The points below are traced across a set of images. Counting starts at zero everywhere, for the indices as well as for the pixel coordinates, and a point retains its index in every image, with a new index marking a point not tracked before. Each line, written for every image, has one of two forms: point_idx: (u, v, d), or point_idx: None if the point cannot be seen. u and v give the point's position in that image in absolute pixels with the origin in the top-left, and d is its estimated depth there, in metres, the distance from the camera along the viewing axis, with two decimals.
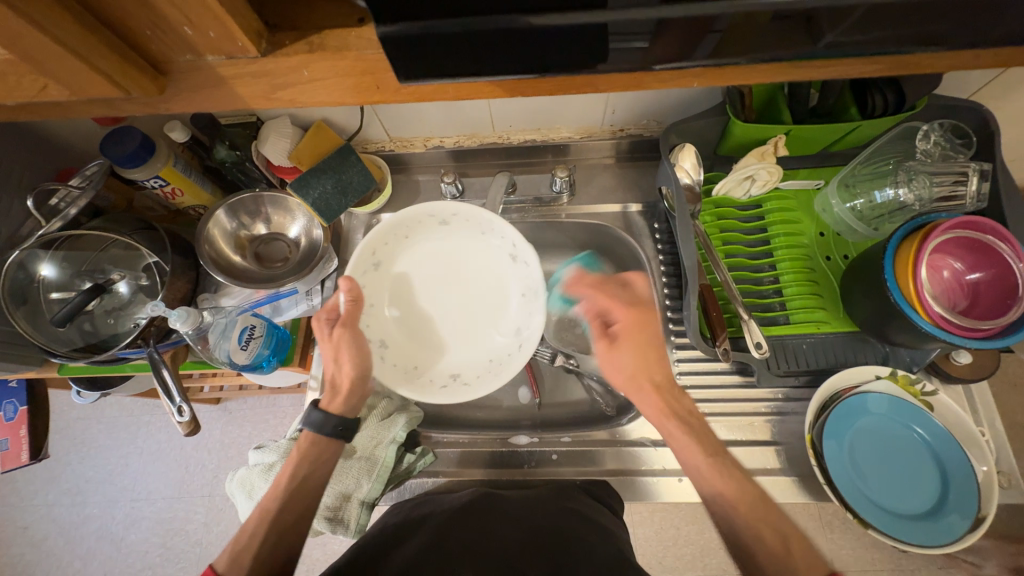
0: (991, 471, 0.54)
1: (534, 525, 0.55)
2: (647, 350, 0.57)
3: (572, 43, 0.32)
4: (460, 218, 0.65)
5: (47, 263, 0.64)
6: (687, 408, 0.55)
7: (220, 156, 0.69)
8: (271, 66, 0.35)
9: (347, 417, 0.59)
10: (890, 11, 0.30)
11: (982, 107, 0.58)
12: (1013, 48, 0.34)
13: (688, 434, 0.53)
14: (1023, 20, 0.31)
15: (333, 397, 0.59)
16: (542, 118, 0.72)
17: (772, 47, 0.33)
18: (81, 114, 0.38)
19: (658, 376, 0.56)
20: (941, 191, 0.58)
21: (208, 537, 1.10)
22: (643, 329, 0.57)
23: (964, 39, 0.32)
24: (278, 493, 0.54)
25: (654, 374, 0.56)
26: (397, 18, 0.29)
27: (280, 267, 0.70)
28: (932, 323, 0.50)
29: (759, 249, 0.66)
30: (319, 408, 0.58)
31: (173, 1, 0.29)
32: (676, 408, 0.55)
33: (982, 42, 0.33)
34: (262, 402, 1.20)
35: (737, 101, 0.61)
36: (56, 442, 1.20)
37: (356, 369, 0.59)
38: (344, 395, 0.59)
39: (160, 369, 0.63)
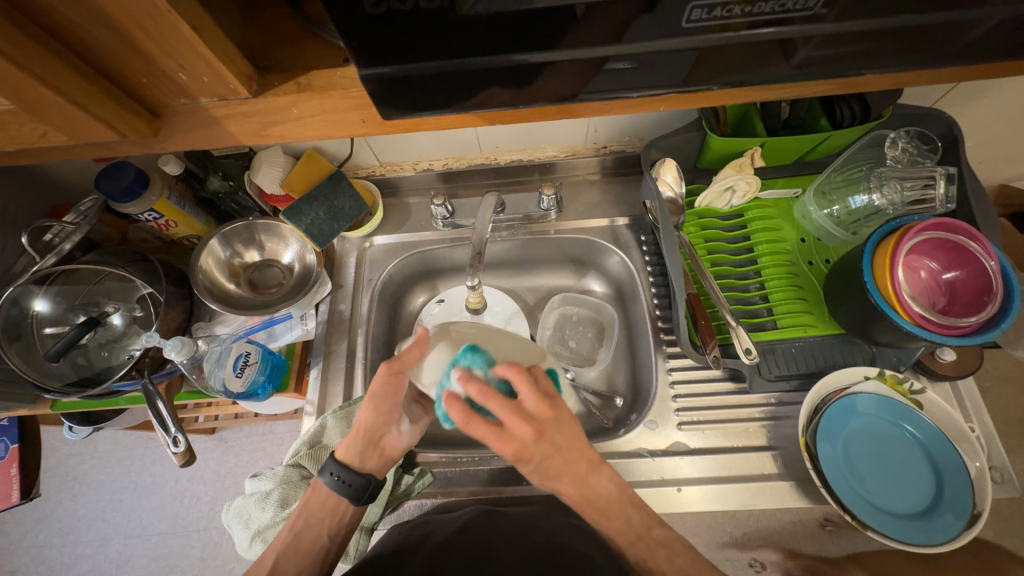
0: (984, 467, 0.55)
1: (535, 543, 0.54)
2: (543, 464, 0.47)
3: (552, 74, 0.34)
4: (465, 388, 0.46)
5: (41, 298, 0.64)
6: (607, 488, 0.51)
7: (214, 187, 0.71)
8: (262, 106, 0.36)
9: (351, 470, 0.56)
10: (839, 42, 0.33)
11: (944, 114, 0.61)
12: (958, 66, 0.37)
13: (599, 518, 0.51)
14: (968, 42, 0.33)
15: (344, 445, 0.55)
16: (527, 139, 0.74)
17: (746, 67, 0.35)
18: (77, 155, 0.39)
19: (569, 473, 0.49)
20: (912, 195, 0.61)
21: (204, 572, 1.07)
22: (529, 453, 0.45)
23: (917, 58, 0.34)
24: (277, 544, 0.55)
25: (562, 475, 0.49)
26: (384, 60, 0.31)
27: (275, 293, 0.71)
28: (913, 322, 0.52)
29: (744, 256, 0.68)
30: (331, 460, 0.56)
31: (167, 50, 0.31)
32: (595, 494, 0.51)
33: (931, 65, 0.35)
34: (258, 430, 1.19)
35: (712, 117, 0.64)
36: (47, 480, 1.18)
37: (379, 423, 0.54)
38: (348, 446, 0.55)
39: (155, 400, 0.63)
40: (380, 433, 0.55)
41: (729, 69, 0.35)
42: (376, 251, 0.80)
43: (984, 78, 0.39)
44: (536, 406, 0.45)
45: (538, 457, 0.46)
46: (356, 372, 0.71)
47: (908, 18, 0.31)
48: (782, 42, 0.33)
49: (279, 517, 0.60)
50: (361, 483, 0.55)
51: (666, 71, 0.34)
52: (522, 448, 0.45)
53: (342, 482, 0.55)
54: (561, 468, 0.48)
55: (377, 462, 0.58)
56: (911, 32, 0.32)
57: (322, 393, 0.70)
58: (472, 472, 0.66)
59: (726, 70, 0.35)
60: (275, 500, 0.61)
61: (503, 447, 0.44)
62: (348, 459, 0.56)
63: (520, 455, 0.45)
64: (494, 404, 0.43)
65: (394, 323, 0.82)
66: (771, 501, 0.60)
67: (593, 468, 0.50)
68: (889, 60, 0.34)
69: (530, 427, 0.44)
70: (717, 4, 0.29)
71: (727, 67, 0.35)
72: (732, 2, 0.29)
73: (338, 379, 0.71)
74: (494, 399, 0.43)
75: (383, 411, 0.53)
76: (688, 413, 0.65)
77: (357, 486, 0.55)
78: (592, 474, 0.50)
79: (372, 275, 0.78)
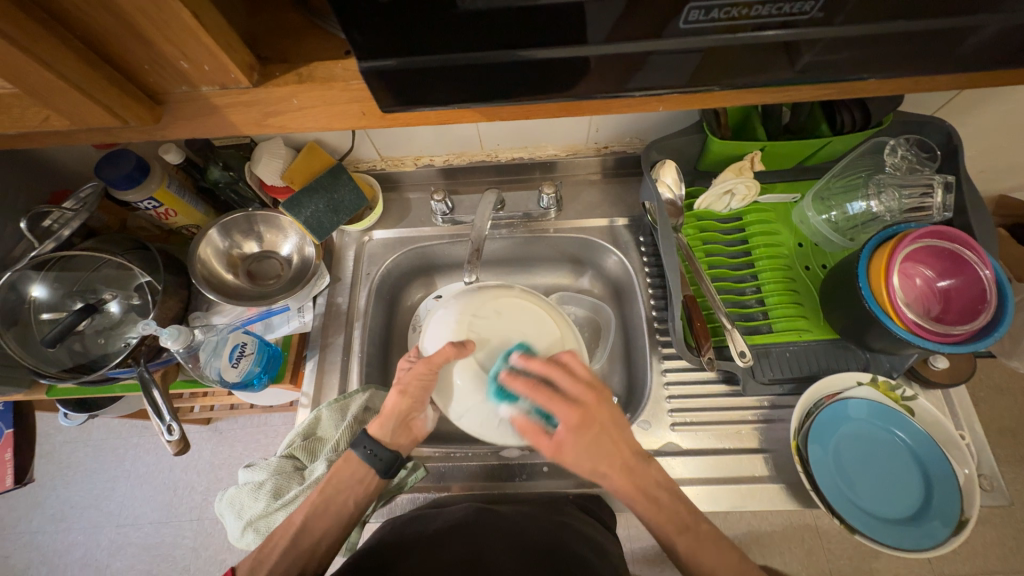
0: (973, 474, 0.55)
1: (529, 541, 0.54)
2: (600, 439, 0.51)
3: (553, 73, 0.34)
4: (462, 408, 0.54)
5: (39, 283, 0.64)
6: (656, 479, 0.53)
7: (213, 177, 0.71)
8: (262, 96, 0.36)
9: (383, 445, 0.57)
10: (840, 48, 0.33)
11: (945, 124, 0.61)
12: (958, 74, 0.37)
13: (655, 509, 0.52)
14: (967, 50, 0.33)
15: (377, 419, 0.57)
16: (528, 137, 0.75)
17: (750, 71, 0.35)
18: (78, 141, 0.39)
19: (620, 457, 0.52)
20: (910, 203, 0.60)
21: (196, 562, 1.07)
22: (589, 424, 0.51)
23: (917, 65, 0.35)
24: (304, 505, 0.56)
25: (617, 458, 0.51)
26: (386, 53, 0.31)
27: (273, 284, 0.72)
28: (907, 329, 0.52)
29: (741, 259, 0.68)
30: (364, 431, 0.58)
31: (170, 38, 0.31)
32: (645, 483, 0.52)
33: (930, 72, 0.35)
34: (254, 421, 1.19)
35: (713, 120, 0.64)
36: (41, 466, 1.18)
37: (408, 403, 0.56)
38: (382, 420, 0.57)
39: (151, 388, 0.63)
40: (410, 415, 0.58)
41: (733, 71, 0.35)
42: (375, 245, 0.80)
43: (982, 87, 0.39)
44: (586, 376, 0.53)
45: (596, 429, 0.51)
46: (352, 365, 0.72)
47: (905, 24, 0.31)
48: (780, 47, 0.33)
49: (272, 507, 0.60)
50: (391, 456, 0.57)
51: (668, 71, 0.35)
52: (583, 414, 0.50)
53: (372, 453, 0.56)
54: (616, 446, 0.52)
55: (406, 439, 0.59)
56: (909, 38, 0.32)
57: (318, 386, 0.70)
58: (465, 468, 0.66)
59: (730, 71, 0.35)
60: (268, 491, 0.61)
61: (567, 415, 0.50)
62: (381, 433, 0.57)
63: (581, 425, 0.50)
64: (556, 373, 0.52)
65: (391, 318, 0.82)
66: (762, 503, 0.60)
67: (639, 457, 0.53)
68: (884, 69, 0.35)
69: (586, 393, 0.51)
70: (713, 6, 0.29)
71: (727, 72, 0.35)
72: (731, 4, 0.29)
73: (334, 372, 0.71)
74: (553, 370, 0.52)
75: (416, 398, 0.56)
76: (682, 414, 0.65)
77: (386, 459, 0.57)
78: (640, 464, 0.53)
79: (370, 269, 0.78)
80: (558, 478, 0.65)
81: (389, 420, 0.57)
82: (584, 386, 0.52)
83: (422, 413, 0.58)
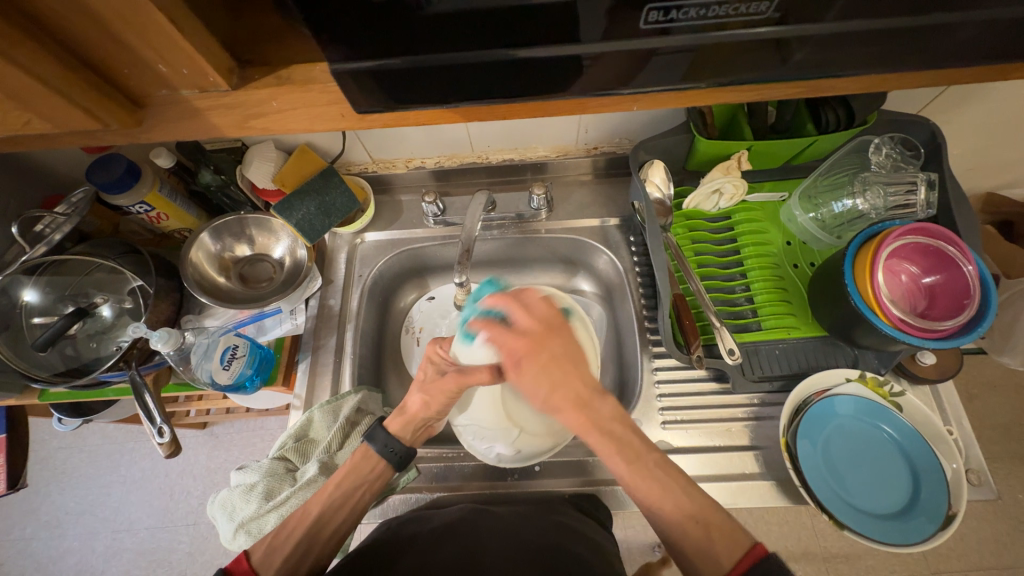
0: (961, 469, 0.55)
1: (521, 539, 0.54)
2: (552, 367, 0.51)
3: (530, 75, 0.35)
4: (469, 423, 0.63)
5: (31, 288, 0.65)
6: (610, 414, 0.51)
7: (205, 180, 0.70)
8: (242, 99, 0.37)
9: (400, 441, 0.59)
10: (809, 46, 0.33)
11: (931, 124, 0.62)
12: (922, 72, 0.38)
13: (608, 444, 0.50)
14: (928, 49, 0.34)
15: (398, 417, 0.60)
16: (518, 138, 0.75)
17: (724, 70, 0.35)
18: (61, 144, 0.39)
19: (573, 389, 0.51)
20: (895, 200, 0.62)
21: (193, 567, 1.07)
22: (538, 352, 0.51)
23: (881, 63, 0.35)
24: (322, 498, 0.55)
25: (569, 388, 0.50)
26: (363, 55, 0.32)
27: (266, 287, 0.72)
28: (893, 325, 0.53)
29: (730, 258, 0.69)
30: (382, 427, 0.59)
31: (146, 42, 0.31)
32: (598, 420, 0.50)
33: (892, 70, 0.36)
34: (250, 425, 1.19)
35: (699, 120, 0.65)
36: (36, 472, 1.18)
37: (430, 411, 0.59)
38: (405, 417, 0.59)
39: (142, 392, 0.63)
40: (428, 419, 0.60)
41: (706, 71, 0.36)
42: (367, 247, 0.80)
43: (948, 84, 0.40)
44: (543, 312, 0.53)
45: (546, 358, 0.51)
46: (344, 367, 0.72)
47: (867, 23, 0.32)
48: (746, 47, 0.34)
49: (263, 509, 0.59)
50: (405, 450, 0.58)
51: (642, 71, 0.35)
52: (531, 344, 0.51)
53: (391, 449, 0.58)
54: (569, 377, 0.50)
55: (419, 436, 0.62)
56: (873, 36, 0.33)
57: (310, 388, 0.70)
58: (458, 468, 0.66)
59: (705, 70, 0.35)
60: (259, 493, 0.61)
61: (515, 343, 0.51)
62: (401, 431, 0.59)
63: (529, 351, 0.51)
64: (511, 305, 0.53)
65: (384, 320, 0.82)
66: (753, 500, 0.60)
67: (595, 393, 0.51)
68: (844, 68, 0.36)
69: (537, 324, 0.52)
70: (671, 7, 0.30)
71: (703, 73, 0.36)
72: (691, 5, 0.30)
73: (326, 373, 0.71)
74: (511, 304, 0.53)
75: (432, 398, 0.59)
76: (672, 412, 0.65)
77: (398, 452, 0.58)
78: (595, 399, 0.51)
79: (362, 272, 0.78)
80: (550, 477, 0.65)
81: (412, 421, 0.60)
82: (536, 319, 0.52)
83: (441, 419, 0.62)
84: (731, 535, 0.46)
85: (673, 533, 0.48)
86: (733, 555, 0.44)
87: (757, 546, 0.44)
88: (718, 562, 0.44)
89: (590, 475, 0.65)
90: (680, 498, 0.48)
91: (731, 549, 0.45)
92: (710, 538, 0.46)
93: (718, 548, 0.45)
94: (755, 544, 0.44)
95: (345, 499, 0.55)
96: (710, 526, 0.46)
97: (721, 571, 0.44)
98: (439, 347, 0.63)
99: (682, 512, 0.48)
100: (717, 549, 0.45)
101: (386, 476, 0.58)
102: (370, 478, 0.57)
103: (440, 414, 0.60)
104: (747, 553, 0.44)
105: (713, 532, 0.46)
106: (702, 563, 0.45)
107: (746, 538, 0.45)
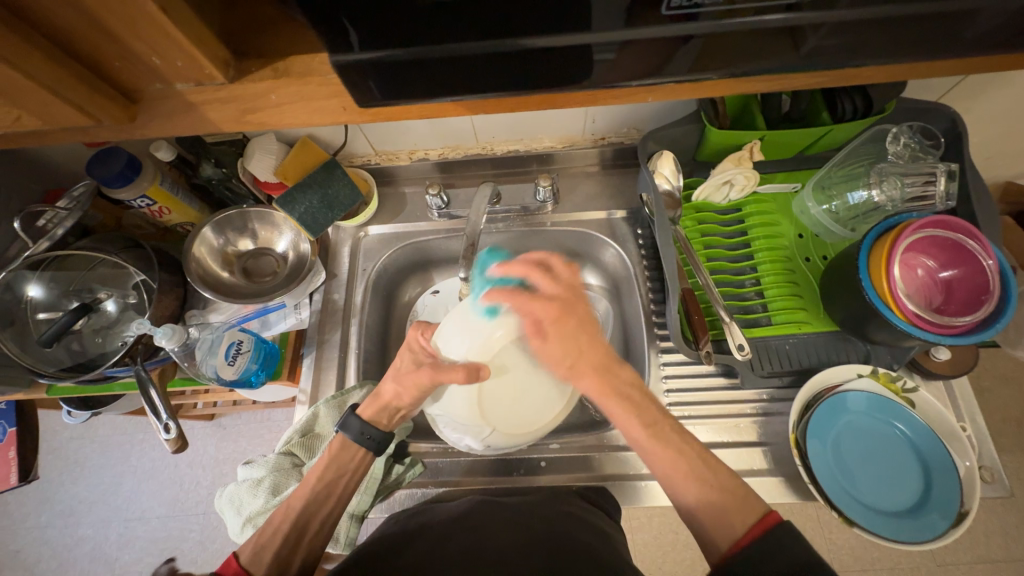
0: (974, 466, 0.54)
1: (528, 530, 0.53)
2: (576, 336, 0.53)
3: (539, 66, 0.33)
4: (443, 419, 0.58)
5: (34, 283, 0.64)
6: (628, 380, 0.53)
7: (207, 174, 0.70)
8: (239, 92, 0.36)
9: (378, 427, 0.58)
10: (837, 32, 0.32)
11: (950, 110, 0.60)
12: (948, 60, 0.36)
13: (626, 409, 0.51)
14: (953, 35, 0.32)
15: (372, 403, 0.59)
16: (524, 130, 0.73)
17: (743, 58, 0.34)
18: (55, 140, 0.39)
19: (595, 354, 0.53)
20: (912, 191, 0.60)
21: (204, 555, 1.09)
22: (568, 317, 0.53)
23: (905, 50, 0.34)
24: (304, 491, 0.54)
25: (593, 354, 0.53)
26: (365, 47, 0.31)
27: (270, 281, 0.71)
28: (907, 320, 0.51)
29: (740, 252, 0.67)
30: (357, 416, 0.58)
31: (137, 34, 0.30)
32: (616, 386, 0.52)
33: (911, 60, 0.35)
34: (257, 417, 1.20)
35: (711, 109, 0.63)
36: (48, 462, 1.19)
37: (404, 400, 0.58)
38: (379, 404, 0.58)
39: (148, 387, 0.63)
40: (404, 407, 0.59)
41: (722, 60, 0.34)
42: (370, 241, 0.79)
43: (972, 71, 0.38)
44: (567, 278, 0.55)
45: (575, 323, 0.53)
46: (349, 362, 0.71)
47: (892, 9, 0.30)
48: (765, 33, 0.32)
49: (270, 504, 0.60)
50: (381, 435, 0.57)
51: (656, 60, 0.34)
52: (561, 309, 0.53)
53: (368, 436, 0.57)
54: (592, 345, 0.53)
55: (392, 421, 0.60)
56: (903, 21, 0.31)
57: (315, 383, 0.70)
58: (463, 463, 0.66)
59: (722, 58, 0.34)
60: (266, 487, 0.61)
61: (545, 310, 0.53)
62: (375, 416, 0.59)
63: (559, 317, 0.53)
64: (534, 274, 0.55)
65: (389, 314, 0.81)
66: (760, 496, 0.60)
67: (613, 359, 0.54)
68: (865, 58, 0.34)
69: (563, 288, 0.54)
70: None
71: (721, 61, 0.34)
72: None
73: (331, 368, 0.71)
74: (532, 273, 0.55)
75: (404, 385, 0.57)
76: (679, 408, 0.65)
77: (375, 438, 0.57)
78: (614, 364, 0.53)
79: (366, 265, 0.78)
80: (556, 471, 0.65)
81: (386, 406, 0.59)
82: (561, 284, 0.54)
83: (416, 408, 0.60)
84: (744, 504, 0.44)
85: (688, 503, 0.46)
86: (745, 523, 0.43)
87: (772, 512, 0.43)
88: (733, 528, 0.43)
89: (596, 470, 0.65)
90: (697, 466, 0.48)
91: (743, 515, 0.43)
92: (726, 504, 0.44)
93: (733, 517, 0.43)
94: (768, 510, 0.43)
95: (328, 492, 0.55)
96: (724, 492, 0.45)
97: (734, 537, 0.42)
98: (420, 333, 0.60)
99: (699, 480, 0.47)
100: (732, 518, 0.43)
101: (367, 462, 0.59)
102: (352, 467, 0.57)
103: (413, 403, 0.59)
104: (761, 521, 0.42)
105: (726, 497, 0.45)
106: (715, 527, 0.44)
107: (758, 504, 0.44)
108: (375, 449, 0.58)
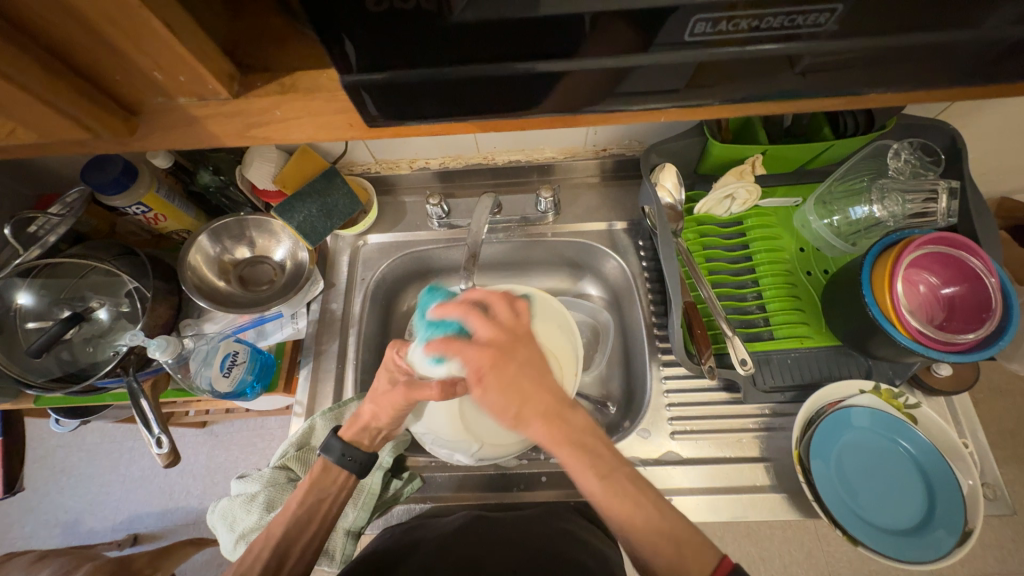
0: (977, 485, 0.54)
1: (527, 547, 0.52)
2: (520, 383, 0.43)
3: (544, 89, 0.33)
4: (430, 436, 0.59)
5: (24, 291, 0.63)
6: (583, 424, 0.45)
7: (203, 182, 0.70)
8: (244, 107, 0.35)
9: (360, 449, 0.57)
10: (840, 59, 0.32)
11: (947, 127, 0.60)
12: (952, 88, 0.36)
13: (580, 459, 0.44)
14: (958, 66, 0.33)
15: (351, 425, 0.57)
16: (525, 141, 0.73)
17: (749, 83, 0.34)
18: (47, 152, 0.37)
19: (541, 399, 0.44)
20: (913, 208, 0.60)
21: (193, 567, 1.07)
22: (505, 365, 0.43)
23: (904, 83, 0.34)
24: (283, 518, 0.53)
25: (539, 402, 0.44)
26: (371, 67, 0.30)
27: (266, 290, 0.70)
28: (910, 337, 0.51)
29: (742, 265, 0.67)
30: (339, 438, 0.56)
31: (141, 48, 0.30)
32: (568, 433, 0.44)
33: (915, 89, 0.35)
34: (249, 425, 1.17)
35: (713, 124, 0.63)
36: (33, 472, 1.16)
37: (381, 420, 0.56)
38: (360, 425, 0.56)
39: (139, 399, 0.61)
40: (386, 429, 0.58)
41: (729, 84, 0.34)
42: (370, 250, 0.79)
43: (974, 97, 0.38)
44: (508, 322, 0.46)
45: (514, 369, 0.43)
46: (347, 373, 0.70)
47: (898, 40, 0.30)
48: (770, 59, 0.32)
49: (264, 521, 0.58)
50: (366, 457, 0.56)
51: (662, 82, 0.33)
52: (496, 355, 0.43)
53: (349, 458, 0.56)
54: (539, 386, 0.44)
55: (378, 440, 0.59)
56: (907, 51, 0.31)
57: (312, 394, 0.69)
58: (461, 477, 0.65)
59: (728, 82, 0.34)
60: (260, 504, 0.59)
61: (479, 356, 0.44)
62: (356, 437, 0.57)
63: (495, 369, 0.43)
64: (471, 314, 0.46)
65: (386, 324, 0.80)
66: (762, 513, 0.59)
67: (564, 403, 0.45)
68: (866, 85, 0.35)
69: (500, 330, 0.45)
70: (720, 18, 0.28)
71: (726, 83, 0.34)
72: (732, 16, 0.28)
73: (328, 380, 0.70)
74: (471, 313, 0.46)
75: (382, 406, 0.55)
76: (681, 423, 0.64)
77: (358, 460, 0.56)
78: (565, 409, 0.45)
79: (365, 274, 0.77)
80: (556, 487, 0.64)
81: (366, 427, 0.57)
82: (499, 327, 0.45)
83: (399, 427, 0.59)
84: (698, 546, 0.42)
85: (649, 558, 0.43)
86: (700, 568, 0.41)
87: (725, 559, 0.42)
88: None
89: None
90: (650, 514, 0.43)
91: (698, 559, 0.41)
92: (681, 556, 0.42)
93: (689, 563, 0.41)
94: (721, 559, 0.42)
95: (309, 516, 0.53)
96: (681, 541, 0.43)
97: None
98: (396, 351, 0.56)
99: (656, 531, 0.43)
100: (687, 564, 0.41)
101: (350, 484, 0.57)
102: (333, 491, 0.56)
103: (391, 423, 0.57)
104: (717, 566, 0.41)
105: (684, 549, 0.42)
106: None
107: (711, 549, 0.42)
108: (361, 473, 0.57)
